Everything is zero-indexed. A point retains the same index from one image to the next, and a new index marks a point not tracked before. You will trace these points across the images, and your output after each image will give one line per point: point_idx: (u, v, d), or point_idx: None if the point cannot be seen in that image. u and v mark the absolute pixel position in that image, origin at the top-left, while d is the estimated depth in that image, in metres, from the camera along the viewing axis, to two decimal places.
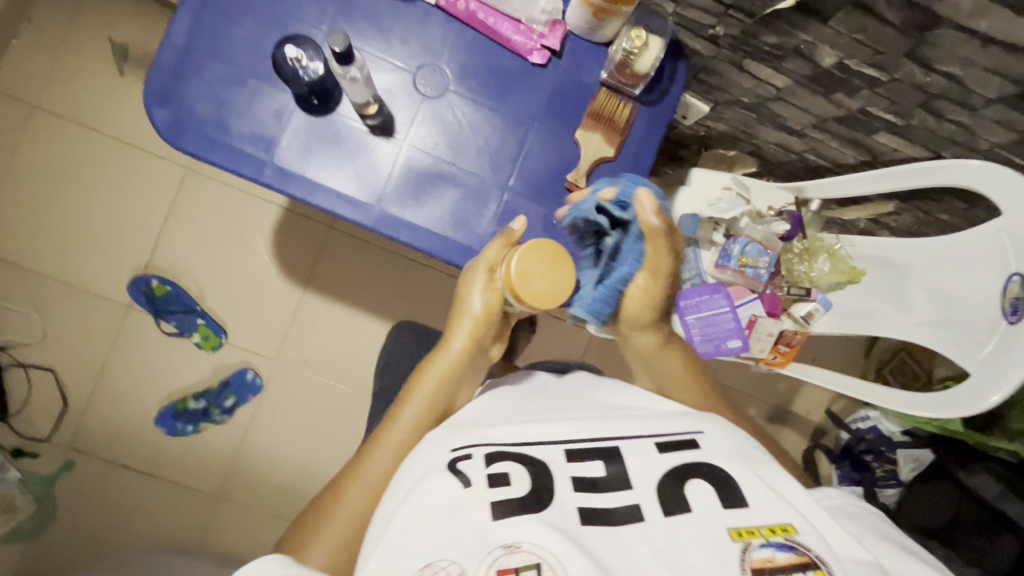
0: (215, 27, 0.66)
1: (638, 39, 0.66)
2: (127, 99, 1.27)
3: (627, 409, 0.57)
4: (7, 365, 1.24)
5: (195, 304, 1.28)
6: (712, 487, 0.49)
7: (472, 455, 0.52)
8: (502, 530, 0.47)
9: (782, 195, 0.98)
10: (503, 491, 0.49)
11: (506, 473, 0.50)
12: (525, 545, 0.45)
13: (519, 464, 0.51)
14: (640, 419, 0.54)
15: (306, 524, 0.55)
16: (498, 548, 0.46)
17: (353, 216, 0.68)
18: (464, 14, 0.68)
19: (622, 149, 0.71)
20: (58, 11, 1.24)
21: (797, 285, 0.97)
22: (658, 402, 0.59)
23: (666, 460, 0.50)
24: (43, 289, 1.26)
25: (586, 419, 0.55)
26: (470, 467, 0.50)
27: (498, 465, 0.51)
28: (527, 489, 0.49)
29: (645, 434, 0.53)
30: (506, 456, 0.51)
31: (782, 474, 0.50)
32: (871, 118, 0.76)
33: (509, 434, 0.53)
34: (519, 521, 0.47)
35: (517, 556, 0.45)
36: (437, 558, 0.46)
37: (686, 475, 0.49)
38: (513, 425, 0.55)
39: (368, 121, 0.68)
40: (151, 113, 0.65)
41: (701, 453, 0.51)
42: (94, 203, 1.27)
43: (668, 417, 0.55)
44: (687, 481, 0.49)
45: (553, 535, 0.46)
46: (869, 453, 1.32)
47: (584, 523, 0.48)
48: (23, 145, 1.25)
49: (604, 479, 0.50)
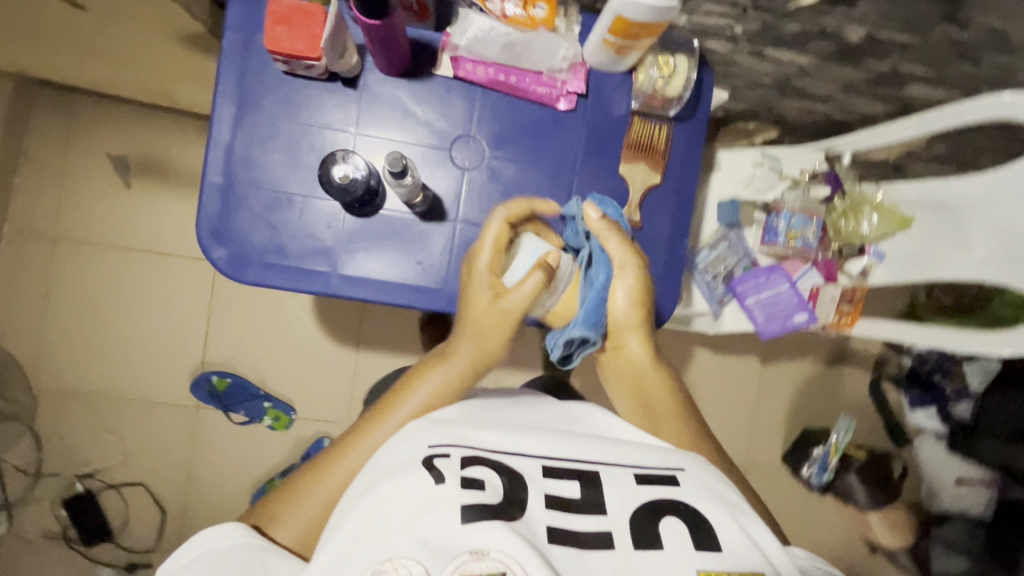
0: (248, 155, 0.66)
1: (666, 67, 0.68)
2: (139, 207, 1.26)
3: (615, 436, 0.59)
4: (99, 489, 1.28)
5: (258, 389, 1.30)
6: (688, 529, 0.49)
7: (450, 455, 0.51)
8: (469, 534, 0.46)
9: (811, 157, 0.98)
10: (476, 495, 0.48)
11: (480, 479, 0.50)
12: (492, 552, 0.45)
13: (494, 471, 0.51)
14: (619, 445, 0.56)
15: (275, 503, 0.57)
16: (465, 554, 0.45)
17: (420, 302, 0.69)
18: (485, 80, 0.67)
19: (667, 171, 0.71)
20: (50, 138, 1.22)
21: (848, 243, 1.00)
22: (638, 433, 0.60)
23: (645, 491, 0.51)
24: (110, 410, 1.28)
25: (569, 437, 0.56)
26: (446, 466, 0.50)
27: (474, 469, 0.50)
28: (499, 497, 0.49)
29: (624, 463, 0.54)
30: (481, 462, 0.51)
31: (754, 521, 0.52)
32: (904, 74, 0.76)
33: (487, 439, 0.54)
34: (486, 527, 0.46)
35: (482, 563, 0.44)
36: (399, 554, 0.45)
37: (661, 512, 0.50)
38: (495, 429, 0.55)
39: (417, 210, 0.68)
40: (211, 254, 0.66)
41: (680, 492, 0.52)
42: (135, 317, 1.28)
43: (650, 450, 0.56)
44: (661, 517, 0.50)
45: (518, 541, 0.45)
46: (936, 372, 1.31)
47: (551, 541, 0.47)
48: (53, 278, 1.25)
49: (578, 501, 0.50)
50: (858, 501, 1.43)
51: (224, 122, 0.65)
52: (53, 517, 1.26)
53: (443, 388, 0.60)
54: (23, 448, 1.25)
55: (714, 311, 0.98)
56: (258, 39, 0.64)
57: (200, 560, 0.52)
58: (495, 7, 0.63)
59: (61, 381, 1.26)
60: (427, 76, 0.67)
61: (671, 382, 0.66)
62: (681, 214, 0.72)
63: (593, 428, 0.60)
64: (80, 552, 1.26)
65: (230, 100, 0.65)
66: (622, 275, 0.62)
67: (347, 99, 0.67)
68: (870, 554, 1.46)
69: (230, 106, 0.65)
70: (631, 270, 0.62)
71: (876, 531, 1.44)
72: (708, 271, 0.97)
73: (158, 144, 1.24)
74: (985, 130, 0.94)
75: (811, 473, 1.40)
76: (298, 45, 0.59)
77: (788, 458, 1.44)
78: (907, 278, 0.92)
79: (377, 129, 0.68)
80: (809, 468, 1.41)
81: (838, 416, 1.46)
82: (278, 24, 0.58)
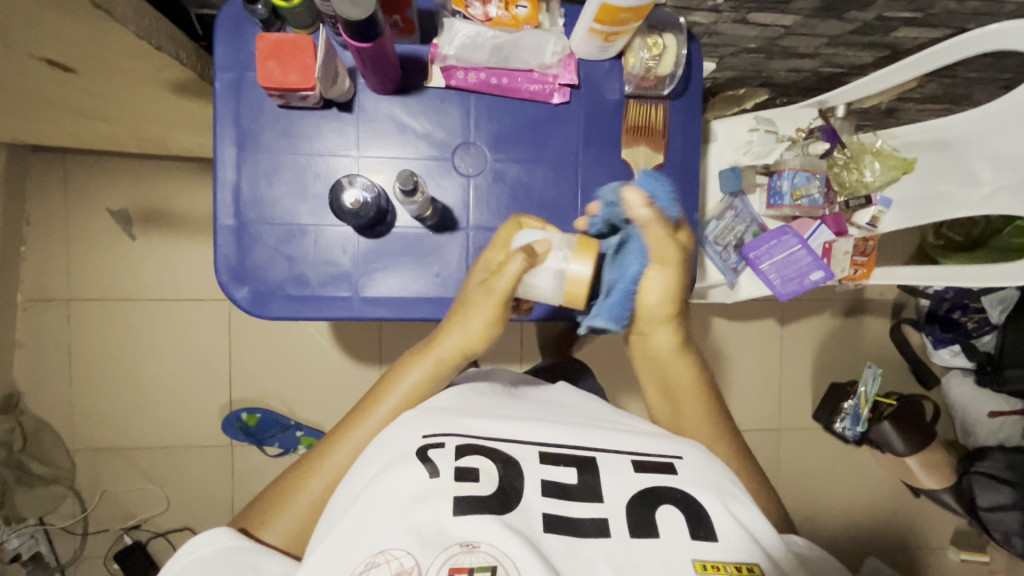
0: (255, 193, 0.66)
1: (656, 47, 0.67)
2: (147, 258, 1.26)
3: (611, 423, 0.60)
4: (148, 538, 1.29)
5: (289, 420, 1.30)
6: (685, 516, 0.50)
7: (444, 445, 0.52)
8: (462, 527, 0.46)
9: (806, 113, 0.97)
10: (470, 487, 0.49)
11: (476, 469, 0.50)
12: (484, 545, 0.45)
13: (489, 460, 0.51)
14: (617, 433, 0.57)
15: (267, 504, 0.58)
16: (456, 546, 0.45)
17: (441, 314, 0.70)
18: (477, 85, 0.67)
19: (668, 149, 0.72)
20: (52, 201, 1.23)
21: (855, 194, 0.96)
22: (637, 421, 0.61)
23: (643, 478, 0.52)
24: (148, 460, 1.29)
25: (568, 426, 0.57)
26: (440, 457, 0.51)
27: (469, 458, 0.51)
28: (494, 487, 0.49)
29: (623, 450, 0.55)
30: (480, 451, 0.52)
31: (747, 510, 0.52)
32: (889, 20, 0.76)
33: (485, 428, 0.54)
34: (478, 519, 0.46)
35: (473, 556, 0.45)
36: (391, 546, 0.45)
37: (658, 500, 0.51)
38: (490, 418, 0.56)
39: (428, 223, 0.68)
40: (233, 293, 0.67)
41: (678, 479, 0.53)
42: (158, 366, 1.29)
43: (648, 438, 0.57)
44: (658, 505, 0.50)
45: (510, 535, 0.45)
46: (955, 310, 1.31)
47: (547, 531, 0.48)
48: (74, 338, 1.26)
49: (575, 486, 0.51)
50: (894, 449, 1.33)
51: (228, 162, 0.66)
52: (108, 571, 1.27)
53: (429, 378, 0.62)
54: (66, 510, 1.26)
55: (730, 281, 0.98)
56: (250, 76, 0.65)
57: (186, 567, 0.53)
58: (478, 12, 0.64)
59: (96, 439, 1.28)
60: (419, 90, 0.68)
61: (695, 366, 0.67)
62: (688, 190, 0.73)
63: (579, 413, 0.61)
64: None
65: (231, 140, 0.66)
66: (659, 268, 0.60)
67: (345, 124, 0.67)
68: (914, 498, 1.46)
69: (232, 147, 0.66)
70: (670, 265, 0.60)
71: (916, 476, 1.36)
72: (717, 242, 0.97)
73: (157, 192, 1.25)
74: (976, 65, 0.94)
75: (845, 427, 1.38)
76: (292, 77, 0.59)
77: (820, 415, 1.43)
78: (921, 221, 0.93)
79: (378, 149, 0.68)
80: (841, 422, 1.39)
81: (863, 366, 1.46)
82: (269, 59, 0.58)
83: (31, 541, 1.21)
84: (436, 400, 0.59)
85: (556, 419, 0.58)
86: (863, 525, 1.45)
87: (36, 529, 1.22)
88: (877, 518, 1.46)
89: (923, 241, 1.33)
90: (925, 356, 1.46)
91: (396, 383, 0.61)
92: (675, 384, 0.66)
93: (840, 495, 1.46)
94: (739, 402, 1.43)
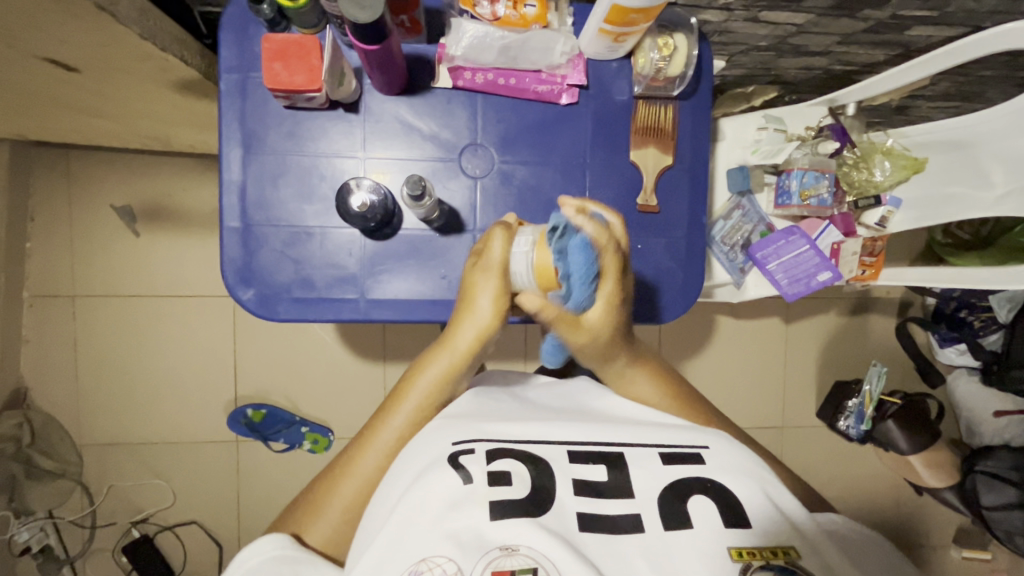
0: (261, 195, 0.66)
1: (666, 48, 0.67)
2: (152, 254, 1.26)
3: (634, 416, 0.59)
4: (155, 532, 1.30)
5: (294, 416, 1.31)
6: (717, 504, 0.50)
7: (474, 451, 0.52)
8: (500, 530, 0.46)
9: (816, 112, 0.96)
10: (504, 491, 0.49)
11: (506, 472, 0.51)
12: (523, 548, 0.45)
13: (521, 464, 0.52)
14: (642, 426, 0.56)
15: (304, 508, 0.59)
16: (496, 550, 0.46)
17: (445, 317, 0.69)
18: (485, 86, 0.67)
19: (678, 150, 0.71)
20: (55, 198, 1.23)
21: (863, 194, 0.96)
22: (661, 412, 0.61)
23: (672, 471, 0.52)
24: (155, 455, 1.30)
25: (590, 424, 0.56)
26: (472, 462, 0.51)
27: (501, 462, 0.51)
28: (527, 490, 0.49)
29: (649, 443, 0.55)
30: (509, 454, 0.52)
31: (778, 491, 0.53)
32: (904, 19, 0.75)
33: (511, 430, 0.55)
34: (515, 523, 0.47)
35: (513, 559, 0.45)
36: (431, 554, 0.45)
37: (689, 491, 0.51)
38: (515, 421, 0.56)
39: (434, 225, 0.68)
40: (239, 296, 0.67)
41: (707, 468, 0.53)
42: (164, 361, 1.29)
43: (673, 429, 0.57)
44: (689, 496, 0.51)
45: (547, 537, 0.45)
46: (963, 309, 1.31)
47: (582, 530, 0.48)
48: (80, 335, 1.26)
49: (606, 484, 0.51)
50: (898, 447, 1.31)
51: (233, 164, 0.65)
52: (116, 564, 1.29)
53: (444, 377, 0.60)
54: (75, 505, 1.27)
55: (736, 280, 0.97)
56: (255, 77, 0.64)
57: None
58: (486, 11, 0.63)
59: (102, 434, 1.28)
60: (426, 90, 0.67)
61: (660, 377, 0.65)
62: (697, 192, 0.72)
63: (607, 404, 0.61)
64: None
65: (236, 142, 0.65)
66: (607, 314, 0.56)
67: (351, 125, 0.67)
68: (917, 495, 1.46)
69: (237, 149, 0.65)
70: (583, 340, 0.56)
71: (919, 474, 1.35)
72: (724, 241, 0.97)
73: (161, 188, 1.25)
74: (991, 63, 0.93)
75: (849, 425, 1.38)
76: (298, 79, 0.58)
77: (824, 412, 1.43)
78: (930, 221, 0.91)
79: (384, 150, 0.68)
80: (846, 420, 1.39)
81: (868, 365, 1.46)
82: (275, 60, 0.58)
83: (40, 534, 1.23)
84: (457, 407, 0.59)
85: (578, 417, 0.58)
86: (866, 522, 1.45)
87: (45, 522, 1.24)
88: (879, 514, 1.47)
89: (931, 240, 1.32)
90: (930, 355, 1.45)
91: (413, 383, 0.60)
92: (645, 402, 0.63)
93: (842, 492, 1.46)
94: (743, 400, 1.43)
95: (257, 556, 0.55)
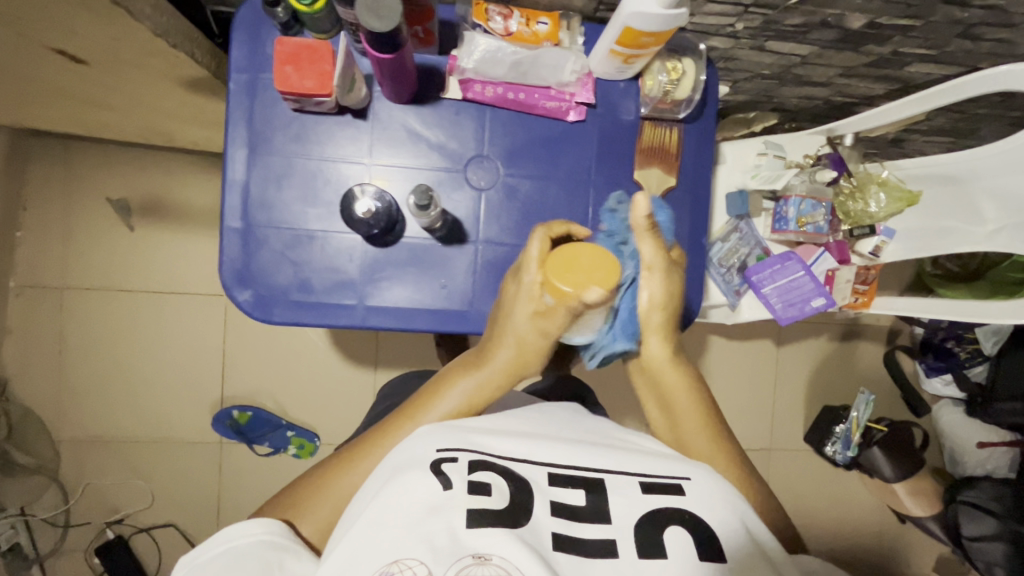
0: (263, 197, 0.66)
1: (674, 71, 0.67)
2: (145, 248, 1.25)
3: (620, 442, 0.58)
4: (131, 534, 1.27)
5: (280, 420, 1.29)
6: (692, 538, 0.50)
7: (457, 460, 0.52)
8: (474, 538, 0.46)
9: (814, 140, 0.98)
10: (482, 500, 0.48)
11: (488, 483, 0.50)
12: (495, 557, 0.45)
13: (501, 476, 0.51)
14: (625, 454, 0.56)
15: (295, 497, 0.58)
16: (468, 557, 0.45)
17: (444, 326, 0.69)
18: (495, 99, 0.67)
19: (680, 173, 0.72)
20: (51, 188, 1.22)
21: (858, 224, 0.98)
22: (646, 439, 0.60)
23: (649, 499, 0.52)
24: (135, 453, 1.27)
25: (577, 445, 0.56)
26: (453, 471, 0.51)
27: (481, 473, 0.51)
28: (505, 503, 0.49)
29: (631, 471, 0.54)
30: (491, 467, 0.52)
31: (756, 527, 0.53)
32: (905, 56, 0.77)
33: (498, 445, 0.54)
34: (493, 533, 0.46)
35: (485, 569, 0.44)
36: (405, 556, 0.45)
37: (666, 521, 0.50)
38: (502, 435, 0.55)
39: (437, 235, 0.68)
40: (235, 296, 0.66)
41: (685, 500, 0.52)
42: (151, 358, 1.27)
43: (656, 459, 0.56)
44: (666, 527, 0.50)
45: (522, 550, 0.45)
46: (949, 339, 1.33)
47: (556, 549, 0.47)
48: (65, 326, 1.24)
49: (584, 509, 0.51)
50: (882, 474, 1.36)
51: (238, 163, 0.65)
52: (88, 566, 1.25)
53: (468, 401, 0.60)
54: (50, 501, 1.24)
55: (731, 303, 0.99)
56: (265, 78, 0.64)
57: (222, 555, 0.52)
58: (498, 26, 0.63)
59: (83, 431, 1.26)
60: (435, 100, 0.67)
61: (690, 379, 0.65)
62: (698, 216, 0.73)
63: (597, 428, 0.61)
64: None
65: (242, 142, 0.65)
66: (651, 276, 0.61)
67: (358, 131, 0.67)
68: (899, 524, 1.47)
69: (243, 149, 0.65)
70: (659, 274, 0.61)
71: (903, 503, 1.38)
72: (722, 263, 0.98)
73: (158, 183, 1.24)
74: (985, 102, 0.96)
75: (836, 451, 1.40)
76: (308, 83, 0.58)
77: (811, 438, 1.44)
78: (925, 252, 0.93)
79: (391, 158, 0.68)
80: (832, 446, 1.40)
81: (855, 391, 1.47)
82: (287, 63, 0.58)
83: (11, 531, 1.20)
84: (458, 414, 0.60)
85: (561, 436, 0.57)
86: (848, 548, 1.46)
87: (16, 519, 1.21)
88: (861, 540, 1.47)
89: (920, 271, 1.34)
90: (918, 384, 1.47)
91: (438, 397, 0.61)
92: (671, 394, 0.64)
93: (827, 516, 1.47)
94: (732, 422, 1.43)
95: (246, 537, 0.53)
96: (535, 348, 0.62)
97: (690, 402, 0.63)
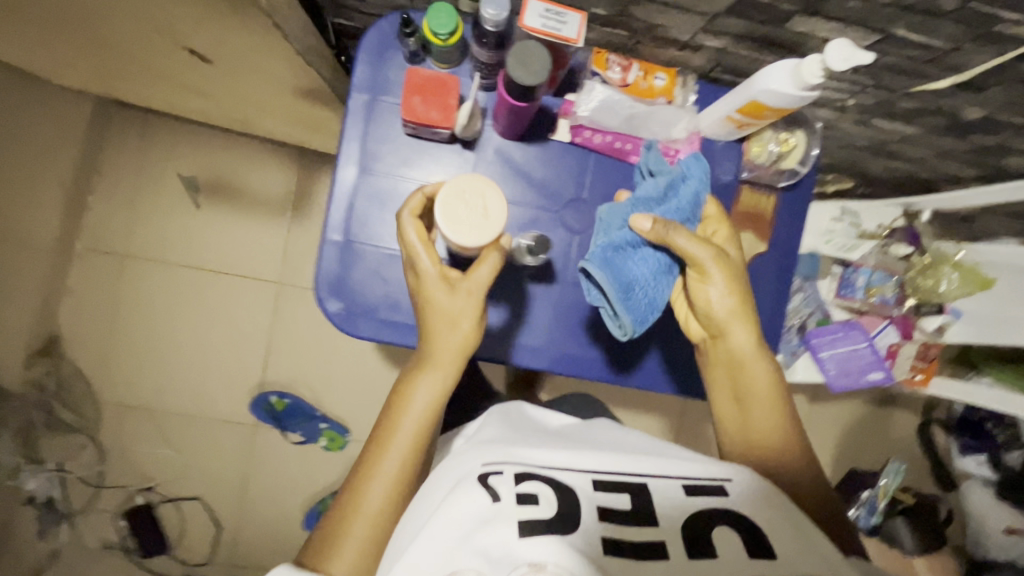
0: (364, 215, 0.67)
1: (786, 143, 0.68)
2: (207, 227, 1.28)
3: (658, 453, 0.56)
4: (157, 503, 1.30)
5: (316, 411, 1.31)
6: (743, 537, 0.47)
7: (502, 472, 0.50)
8: (526, 547, 0.44)
9: (890, 212, 0.99)
10: (530, 510, 0.47)
11: (534, 492, 0.48)
12: (550, 564, 0.42)
13: (546, 485, 0.49)
14: (660, 458, 0.53)
15: (324, 542, 0.54)
16: (523, 566, 0.43)
17: (524, 361, 0.70)
18: (602, 146, 0.68)
19: (772, 240, 0.72)
20: (130, 158, 1.25)
21: (927, 302, 0.97)
22: (679, 449, 0.58)
23: (694, 502, 0.49)
24: (171, 423, 1.30)
25: (615, 454, 0.54)
26: (499, 482, 0.49)
27: (526, 483, 0.49)
28: (553, 510, 0.47)
29: (673, 475, 0.52)
30: (535, 477, 0.50)
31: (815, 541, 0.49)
32: (1007, 149, 0.76)
33: (537, 456, 0.52)
34: (545, 540, 0.44)
35: None
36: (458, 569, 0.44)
37: (714, 522, 0.48)
38: (538, 447, 0.54)
39: (527, 271, 0.69)
40: (326, 307, 0.67)
41: (731, 500, 0.49)
42: (198, 335, 1.29)
43: (695, 463, 0.53)
44: (713, 528, 0.47)
45: (578, 558, 0.43)
46: (989, 420, 1.29)
47: (608, 555, 0.45)
48: (121, 293, 1.27)
49: (628, 513, 0.48)
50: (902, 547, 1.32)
51: (346, 179, 0.66)
52: (113, 528, 1.28)
53: (435, 400, 0.58)
54: (85, 460, 1.27)
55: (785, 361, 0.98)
56: (385, 101, 0.66)
57: None
58: (616, 76, 0.65)
59: (125, 395, 1.28)
60: (544, 139, 0.68)
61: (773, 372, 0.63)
62: (783, 283, 0.73)
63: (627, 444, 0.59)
64: (137, 562, 1.29)
65: (354, 161, 0.66)
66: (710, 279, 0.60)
67: (465, 161, 0.68)
68: None
69: (354, 167, 0.66)
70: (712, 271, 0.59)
71: None
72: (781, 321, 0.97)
73: (229, 166, 1.27)
74: None
75: (858, 514, 1.29)
76: (433, 113, 0.59)
77: None
78: (984, 338, 0.89)
79: None
80: (856, 510, 1.32)
81: (884, 458, 1.46)
82: (414, 94, 0.59)
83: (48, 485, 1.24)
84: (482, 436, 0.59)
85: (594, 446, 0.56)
86: None
87: (54, 474, 1.25)
88: None
89: None
90: (948, 460, 1.46)
91: (405, 407, 0.58)
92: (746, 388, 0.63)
93: None
94: None
95: None
96: (465, 317, 0.59)
97: (769, 398, 0.62)
